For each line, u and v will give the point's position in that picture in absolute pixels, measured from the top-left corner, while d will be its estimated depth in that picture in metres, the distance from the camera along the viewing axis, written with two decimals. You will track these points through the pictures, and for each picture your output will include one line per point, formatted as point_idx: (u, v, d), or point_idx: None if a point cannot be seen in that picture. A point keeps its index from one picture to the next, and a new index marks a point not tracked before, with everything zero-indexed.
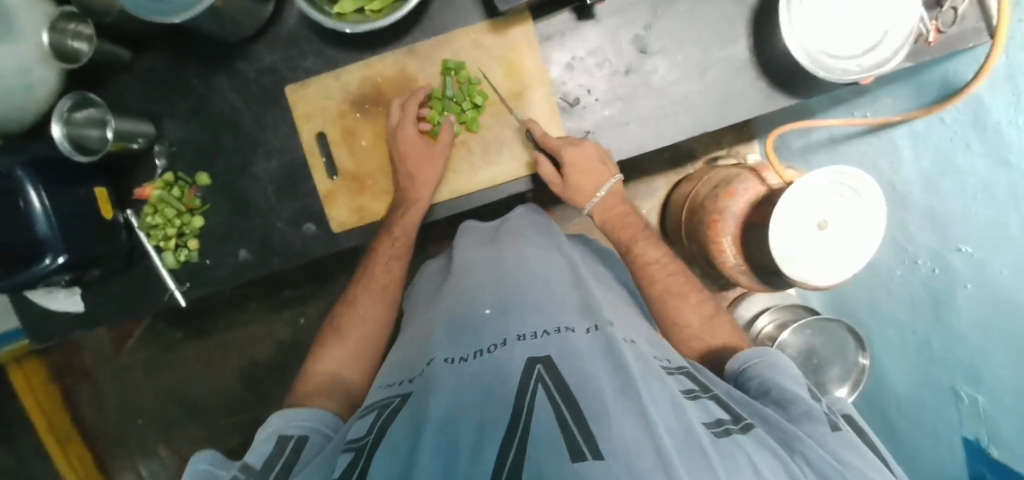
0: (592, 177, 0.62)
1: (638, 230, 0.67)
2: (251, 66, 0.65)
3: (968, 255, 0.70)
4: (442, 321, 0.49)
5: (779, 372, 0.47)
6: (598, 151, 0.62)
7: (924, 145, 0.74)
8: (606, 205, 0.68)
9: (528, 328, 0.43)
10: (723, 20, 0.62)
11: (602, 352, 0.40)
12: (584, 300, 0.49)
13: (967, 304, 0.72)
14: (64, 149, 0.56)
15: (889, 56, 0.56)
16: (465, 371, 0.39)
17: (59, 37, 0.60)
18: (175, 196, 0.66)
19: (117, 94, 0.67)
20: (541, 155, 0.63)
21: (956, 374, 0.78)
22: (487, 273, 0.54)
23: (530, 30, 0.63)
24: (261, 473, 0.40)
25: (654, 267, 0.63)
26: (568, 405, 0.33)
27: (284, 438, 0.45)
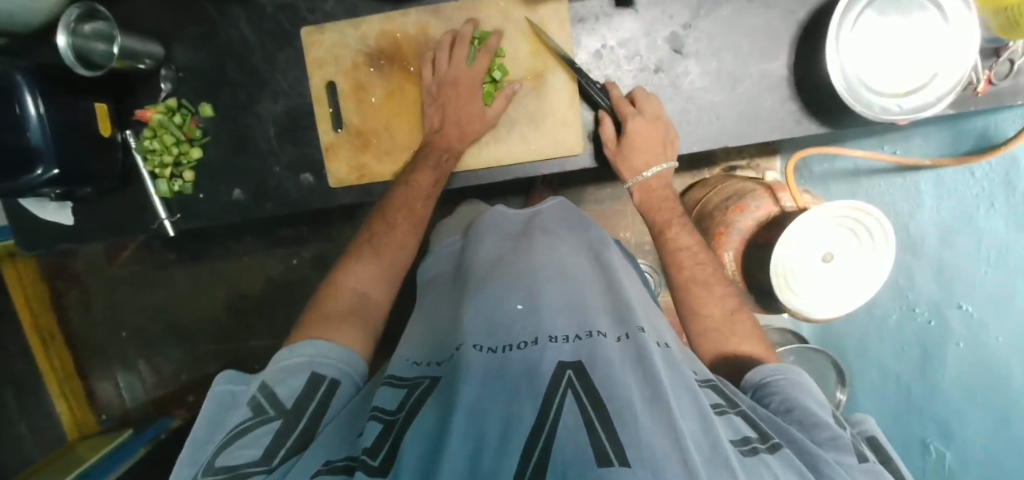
0: (647, 152, 0.59)
1: (677, 213, 0.63)
2: (270, 0, 0.63)
3: (968, 313, 0.69)
4: (471, 307, 0.48)
5: (800, 394, 0.45)
6: (664, 134, 0.60)
7: (949, 195, 0.72)
8: (649, 186, 0.63)
9: (560, 330, 0.42)
10: (767, 32, 0.59)
11: (633, 362, 0.39)
12: (616, 306, 0.48)
13: (955, 361, 0.73)
14: (68, 60, 0.54)
15: (933, 102, 0.53)
16: (491, 362, 0.40)
17: None
18: (176, 123, 0.64)
19: (129, 8, 0.64)
20: (605, 115, 0.60)
21: (930, 425, 0.78)
22: (520, 265, 0.53)
23: (562, 9, 0.59)
24: (293, 414, 0.43)
25: (684, 254, 0.60)
26: (595, 408, 0.33)
27: (316, 376, 0.47)
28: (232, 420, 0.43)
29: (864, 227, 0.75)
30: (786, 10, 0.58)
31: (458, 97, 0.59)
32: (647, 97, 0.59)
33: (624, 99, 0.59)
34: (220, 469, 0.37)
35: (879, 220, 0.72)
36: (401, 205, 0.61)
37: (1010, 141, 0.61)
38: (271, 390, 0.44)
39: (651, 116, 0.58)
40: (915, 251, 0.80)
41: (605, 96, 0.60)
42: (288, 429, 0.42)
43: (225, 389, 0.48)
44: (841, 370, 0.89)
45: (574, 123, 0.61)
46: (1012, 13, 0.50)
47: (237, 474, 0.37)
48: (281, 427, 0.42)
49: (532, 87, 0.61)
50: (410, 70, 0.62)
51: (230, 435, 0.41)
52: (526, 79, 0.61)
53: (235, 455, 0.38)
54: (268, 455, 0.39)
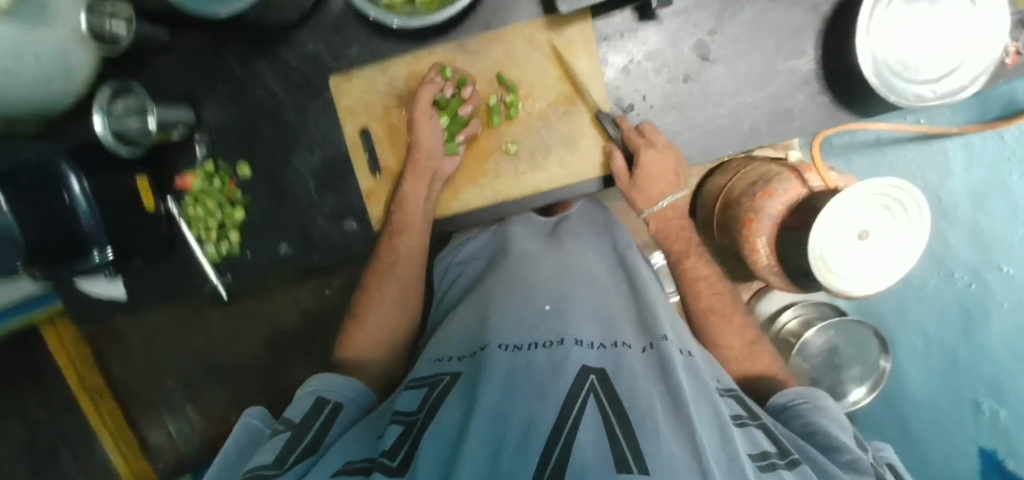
0: (661, 182, 0.59)
1: (692, 243, 0.62)
2: (294, 53, 0.62)
3: (1010, 275, 0.75)
4: (499, 310, 0.49)
5: (823, 417, 0.46)
6: (676, 163, 0.59)
7: (978, 161, 0.78)
8: (664, 215, 0.61)
9: (586, 336, 0.43)
10: (793, 28, 0.60)
11: (657, 374, 0.39)
12: (641, 316, 0.48)
13: (999, 319, 0.77)
14: (111, 144, 0.56)
15: (965, 85, 0.55)
16: (514, 362, 0.40)
17: (97, 19, 0.56)
18: (216, 187, 0.65)
19: (156, 76, 0.65)
20: (615, 149, 0.60)
21: (978, 382, 0.81)
22: (538, 270, 0.54)
23: (587, 30, 0.60)
24: (300, 428, 0.44)
25: (703, 283, 0.59)
26: (617, 416, 0.33)
27: (321, 400, 0.48)
28: None
29: (902, 205, 0.77)
30: (810, 5, 0.59)
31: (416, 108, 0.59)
32: (655, 130, 0.59)
33: (634, 130, 0.59)
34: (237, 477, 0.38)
35: (919, 197, 0.75)
36: (409, 216, 0.61)
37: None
38: (281, 415, 0.46)
39: (661, 147, 0.58)
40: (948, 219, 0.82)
41: (615, 129, 0.60)
42: (297, 439, 0.43)
43: (251, 424, 0.49)
44: (882, 338, 0.90)
45: (598, 148, 0.62)
46: None
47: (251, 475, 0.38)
48: (291, 438, 0.43)
49: (562, 111, 0.61)
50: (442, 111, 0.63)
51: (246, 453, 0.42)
52: (556, 103, 0.61)
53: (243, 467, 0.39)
54: (281, 459, 0.40)
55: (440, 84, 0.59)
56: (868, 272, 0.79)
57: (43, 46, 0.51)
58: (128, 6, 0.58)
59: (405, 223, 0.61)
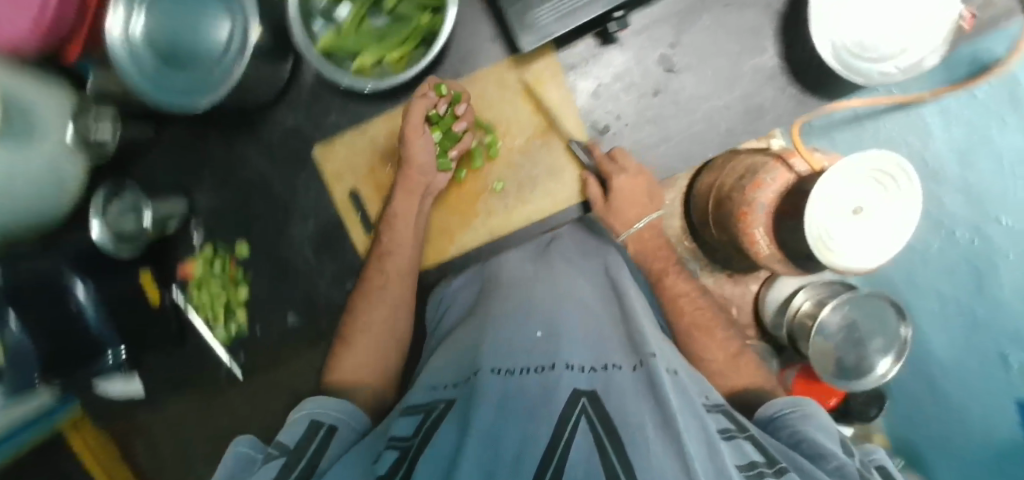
0: (636, 206, 0.61)
1: (670, 261, 0.64)
2: (275, 129, 0.64)
3: (1009, 225, 0.76)
4: (492, 338, 0.49)
5: (811, 426, 0.43)
6: (648, 186, 0.61)
7: (955, 120, 0.80)
8: (641, 235, 0.64)
9: (578, 360, 0.42)
10: (750, 28, 0.62)
11: (645, 390, 0.38)
12: (631, 334, 0.48)
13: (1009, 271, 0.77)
14: (110, 246, 0.58)
15: (926, 56, 0.57)
16: (508, 385, 0.40)
17: (83, 125, 0.59)
18: (218, 269, 0.66)
19: (147, 172, 0.67)
20: (590, 176, 0.62)
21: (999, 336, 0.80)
22: (524, 296, 0.54)
23: (552, 62, 0.62)
24: (294, 453, 0.41)
25: (683, 300, 0.61)
26: (608, 433, 0.33)
27: (316, 423, 0.45)
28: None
29: (890, 177, 0.79)
30: (762, 5, 0.61)
31: (407, 123, 0.57)
32: (626, 154, 0.61)
33: (607, 156, 0.61)
34: None
35: (906, 166, 0.77)
36: (398, 237, 0.60)
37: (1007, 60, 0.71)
38: (274, 440, 0.43)
39: (633, 171, 0.60)
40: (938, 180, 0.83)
41: (589, 156, 0.62)
42: (291, 466, 0.39)
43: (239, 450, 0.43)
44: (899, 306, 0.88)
45: (576, 177, 0.64)
46: None
47: None
48: (284, 465, 0.39)
49: (540, 143, 0.63)
50: None
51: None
52: (533, 136, 0.63)
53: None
54: None
55: (435, 99, 0.57)
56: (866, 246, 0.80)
57: (33, 165, 0.53)
58: (110, 107, 0.61)
59: (394, 242, 0.60)
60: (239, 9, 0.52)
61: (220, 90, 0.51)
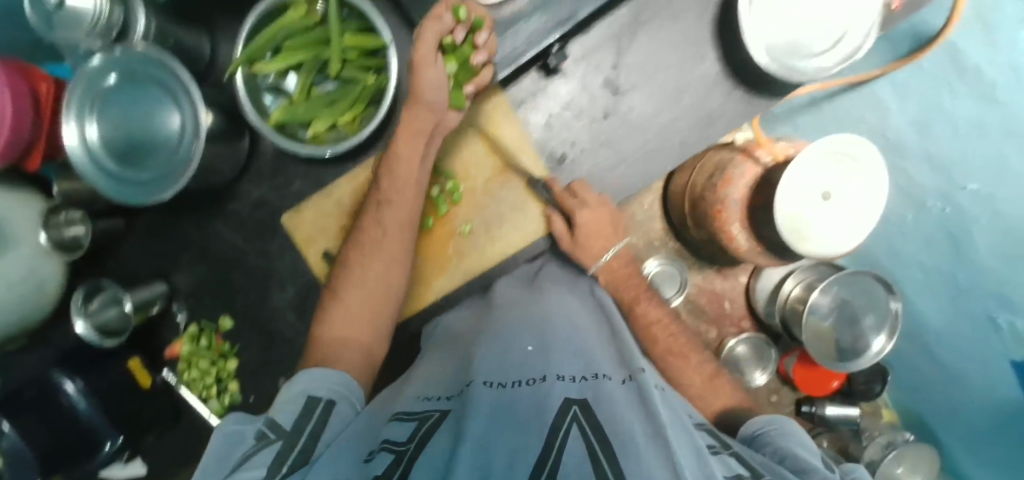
0: (602, 240, 0.64)
1: (641, 288, 0.67)
2: (242, 203, 0.66)
3: (976, 191, 0.76)
4: (486, 354, 0.50)
5: (786, 440, 0.47)
6: (610, 214, 0.63)
7: (908, 94, 0.81)
8: (612, 266, 0.67)
9: (568, 371, 0.44)
10: (687, 40, 0.64)
11: (635, 402, 0.40)
12: (620, 354, 0.50)
13: (982, 236, 0.78)
14: (93, 340, 0.60)
15: (858, 46, 0.58)
16: (500, 396, 0.41)
17: (56, 231, 0.61)
18: (204, 345, 0.68)
19: (125, 260, 0.69)
20: (553, 214, 0.63)
21: (987, 300, 0.81)
22: (517, 316, 0.56)
23: (501, 102, 0.64)
24: (290, 437, 0.42)
25: (657, 326, 0.64)
26: (599, 442, 0.33)
27: (313, 398, 0.47)
28: (233, 454, 0.41)
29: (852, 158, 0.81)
30: (694, 18, 0.63)
31: (419, 50, 0.53)
32: (585, 187, 0.63)
33: (566, 191, 0.63)
34: None
35: (863, 144, 0.80)
36: (399, 183, 0.58)
37: (945, 29, 0.70)
38: (270, 419, 0.44)
39: (594, 204, 0.62)
40: None
41: (547, 191, 0.64)
42: (287, 450, 0.40)
43: (231, 429, 0.44)
44: (886, 281, 0.88)
45: (540, 214, 0.65)
46: None
47: None
48: (281, 449, 0.40)
49: (501, 182, 0.65)
50: None
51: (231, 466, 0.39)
52: (493, 177, 0.65)
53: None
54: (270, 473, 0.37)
55: (449, 24, 0.54)
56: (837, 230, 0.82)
57: (9, 275, 0.56)
58: (78, 208, 0.63)
59: (390, 194, 0.59)
60: (186, 100, 0.53)
61: (180, 180, 0.53)
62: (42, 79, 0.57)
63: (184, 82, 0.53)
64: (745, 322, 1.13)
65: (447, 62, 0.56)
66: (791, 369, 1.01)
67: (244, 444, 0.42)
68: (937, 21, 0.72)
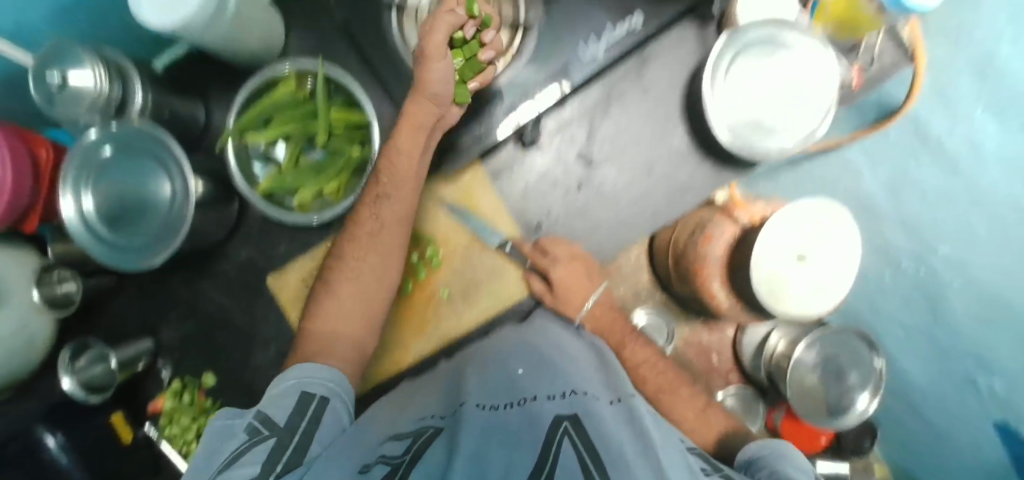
0: (580, 290, 0.65)
1: (627, 331, 0.67)
2: (230, 264, 0.69)
3: (948, 254, 0.79)
4: (479, 378, 0.54)
5: (783, 463, 0.45)
6: (585, 267, 0.66)
7: (880, 160, 0.83)
8: (596, 313, 0.67)
9: (556, 390, 0.48)
10: (658, 117, 0.68)
11: (623, 420, 0.43)
12: (608, 378, 0.52)
13: (959, 299, 0.80)
14: (79, 396, 0.61)
15: (815, 127, 0.63)
16: (495, 417, 0.45)
17: (48, 288, 0.63)
18: (186, 401, 0.70)
19: (115, 316, 0.72)
20: (531, 276, 0.67)
21: (965, 362, 0.82)
22: (507, 346, 0.60)
23: (478, 172, 0.67)
24: (284, 434, 0.44)
25: (644, 367, 0.63)
26: (590, 451, 0.37)
27: (307, 394, 0.50)
28: (229, 446, 0.44)
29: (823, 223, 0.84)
30: (663, 95, 0.67)
31: (429, 40, 0.47)
32: (555, 243, 0.66)
33: (538, 250, 0.66)
34: None
35: (834, 208, 0.83)
36: (399, 176, 0.58)
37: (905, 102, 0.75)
38: (263, 414, 0.46)
39: (567, 258, 0.65)
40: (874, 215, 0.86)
41: (517, 250, 0.67)
42: (281, 446, 0.43)
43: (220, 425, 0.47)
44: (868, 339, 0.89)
45: (518, 279, 0.68)
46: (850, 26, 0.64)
47: None
48: (275, 445, 0.43)
49: (478, 248, 0.68)
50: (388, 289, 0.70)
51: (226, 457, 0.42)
52: (472, 242, 0.68)
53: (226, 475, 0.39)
54: (265, 471, 0.40)
55: (462, 17, 0.48)
56: (816, 291, 0.83)
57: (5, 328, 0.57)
58: (65, 265, 0.66)
59: (389, 188, 0.58)
60: (176, 168, 0.57)
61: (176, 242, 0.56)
62: (41, 145, 0.60)
63: (175, 155, 0.57)
64: (733, 375, 1.12)
65: (454, 55, 0.54)
66: (780, 424, 1.03)
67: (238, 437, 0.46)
68: (900, 93, 0.78)
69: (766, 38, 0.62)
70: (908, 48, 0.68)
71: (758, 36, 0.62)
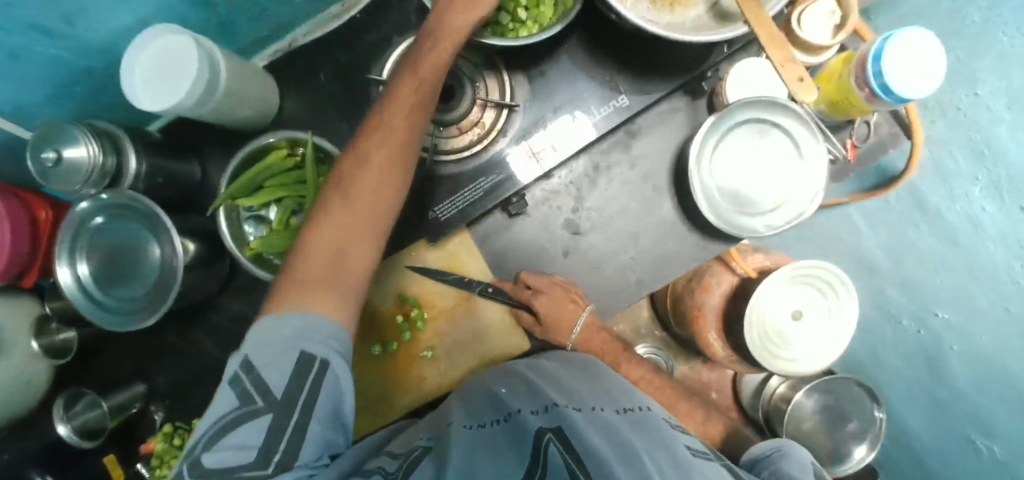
0: (565, 315, 0.65)
1: (619, 350, 0.72)
2: (222, 315, 0.72)
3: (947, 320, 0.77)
4: (460, 402, 0.55)
5: (785, 461, 0.52)
6: (566, 292, 0.65)
7: (878, 222, 0.82)
8: (586, 335, 0.68)
9: (536, 405, 0.49)
10: (647, 188, 0.68)
11: (607, 428, 0.44)
12: (593, 388, 0.54)
13: (958, 362, 0.77)
14: (75, 440, 0.63)
15: (804, 209, 0.61)
16: (477, 436, 0.45)
17: (48, 339, 0.67)
18: (177, 443, 0.69)
19: (109, 360, 0.74)
20: (519, 312, 0.67)
21: (964, 420, 0.79)
22: (497, 374, 0.61)
23: (466, 238, 0.68)
24: (284, 406, 0.38)
25: (643, 383, 0.70)
26: (577, 462, 0.38)
27: (306, 355, 0.41)
28: (215, 411, 0.39)
29: (830, 286, 0.83)
30: (654, 166, 0.67)
31: None
32: (533, 275, 0.66)
33: (519, 287, 0.66)
34: (212, 473, 0.35)
35: (829, 270, 0.81)
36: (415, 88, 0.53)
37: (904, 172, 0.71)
38: (257, 375, 0.39)
39: (546, 286, 0.65)
40: (873, 271, 0.85)
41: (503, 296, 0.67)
42: (280, 425, 0.37)
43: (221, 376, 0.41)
44: (868, 391, 0.84)
45: (507, 318, 0.69)
46: (843, 107, 0.62)
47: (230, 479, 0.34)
48: (273, 423, 0.37)
49: (464, 309, 0.69)
50: (380, 350, 0.69)
51: (214, 429, 0.37)
52: (458, 304, 0.69)
53: (226, 455, 0.35)
54: (264, 457, 0.36)
55: None
56: (819, 348, 0.82)
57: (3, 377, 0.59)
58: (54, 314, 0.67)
59: (416, 96, 0.53)
60: (165, 234, 0.58)
61: (165, 304, 0.57)
62: (41, 207, 0.63)
63: (165, 224, 0.58)
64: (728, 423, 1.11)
65: None
66: None
67: (226, 398, 0.39)
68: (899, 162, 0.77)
69: (754, 120, 0.62)
70: (905, 124, 0.68)
71: (744, 119, 0.62)
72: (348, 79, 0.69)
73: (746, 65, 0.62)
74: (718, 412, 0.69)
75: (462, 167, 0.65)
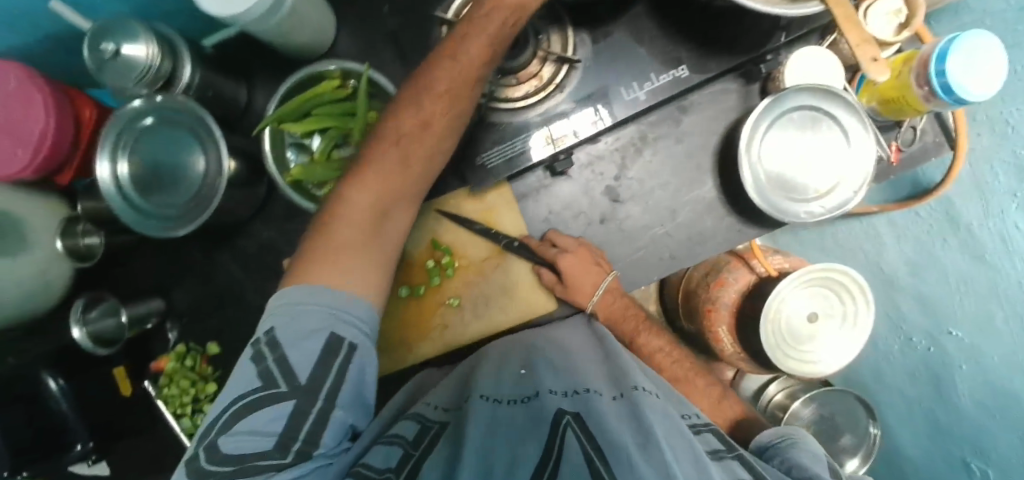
0: (589, 276, 0.64)
1: (639, 319, 0.70)
2: (251, 241, 0.72)
3: (959, 339, 0.77)
4: (478, 372, 0.56)
5: (795, 451, 0.52)
6: (594, 255, 0.65)
7: (906, 237, 0.84)
8: (607, 300, 0.67)
9: (559, 386, 0.49)
10: (692, 165, 0.68)
11: (625, 415, 0.43)
12: (612, 372, 0.52)
13: (964, 381, 0.76)
14: (88, 344, 0.61)
15: (850, 196, 0.62)
16: (497, 412, 0.46)
17: (72, 240, 0.64)
18: (188, 366, 0.70)
19: (133, 273, 0.75)
20: (544, 271, 0.67)
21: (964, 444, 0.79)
22: (517, 346, 0.61)
23: (504, 193, 0.68)
24: (308, 389, 0.42)
25: (660, 355, 0.69)
26: (596, 450, 0.37)
27: (337, 339, 0.45)
28: (238, 386, 0.43)
29: (848, 290, 0.83)
30: (702, 144, 0.68)
31: None
32: (561, 235, 0.66)
33: (543, 244, 0.67)
34: (234, 461, 0.39)
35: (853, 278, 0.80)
36: (468, 66, 0.51)
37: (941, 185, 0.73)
38: (282, 355, 0.43)
39: (574, 248, 0.65)
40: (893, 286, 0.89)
41: (533, 255, 0.67)
42: (302, 410, 0.42)
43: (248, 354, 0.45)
44: (869, 403, 0.84)
45: (531, 278, 0.69)
46: (899, 103, 0.63)
47: (247, 466, 0.39)
48: (294, 411, 0.41)
49: (495, 263, 0.69)
50: (412, 291, 0.70)
51: (233, 411, 0.41)
52: (488, 256, 0.69)
53: (241, 441, 0.39)
54: (285, 444, 0.40)
55: None
56: (834, 351, 0.83)
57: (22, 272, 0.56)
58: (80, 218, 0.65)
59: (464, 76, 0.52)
60: (213, 148, 0.58)
61: (205, 213, 0.57)
62: (85, 105, 0.63)
63: (214, 137, 0.58)
64: None
65: None
66: None
67: (248, 376, 0.43)
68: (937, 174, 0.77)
69: (809, 107, 0.62)
70: (952, 131, 0.69)
71: (799, 104, 0.62)
72: (410, 16, 0.68)
73: (809, 52, 0.61)
74: (731, 393, 0.69)
75: (514, 117, 0.66)
